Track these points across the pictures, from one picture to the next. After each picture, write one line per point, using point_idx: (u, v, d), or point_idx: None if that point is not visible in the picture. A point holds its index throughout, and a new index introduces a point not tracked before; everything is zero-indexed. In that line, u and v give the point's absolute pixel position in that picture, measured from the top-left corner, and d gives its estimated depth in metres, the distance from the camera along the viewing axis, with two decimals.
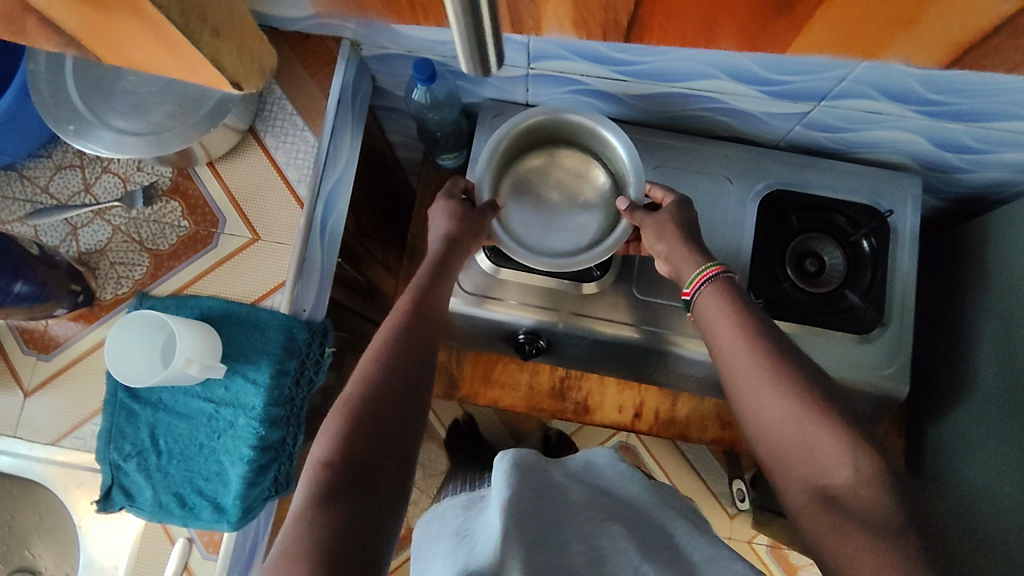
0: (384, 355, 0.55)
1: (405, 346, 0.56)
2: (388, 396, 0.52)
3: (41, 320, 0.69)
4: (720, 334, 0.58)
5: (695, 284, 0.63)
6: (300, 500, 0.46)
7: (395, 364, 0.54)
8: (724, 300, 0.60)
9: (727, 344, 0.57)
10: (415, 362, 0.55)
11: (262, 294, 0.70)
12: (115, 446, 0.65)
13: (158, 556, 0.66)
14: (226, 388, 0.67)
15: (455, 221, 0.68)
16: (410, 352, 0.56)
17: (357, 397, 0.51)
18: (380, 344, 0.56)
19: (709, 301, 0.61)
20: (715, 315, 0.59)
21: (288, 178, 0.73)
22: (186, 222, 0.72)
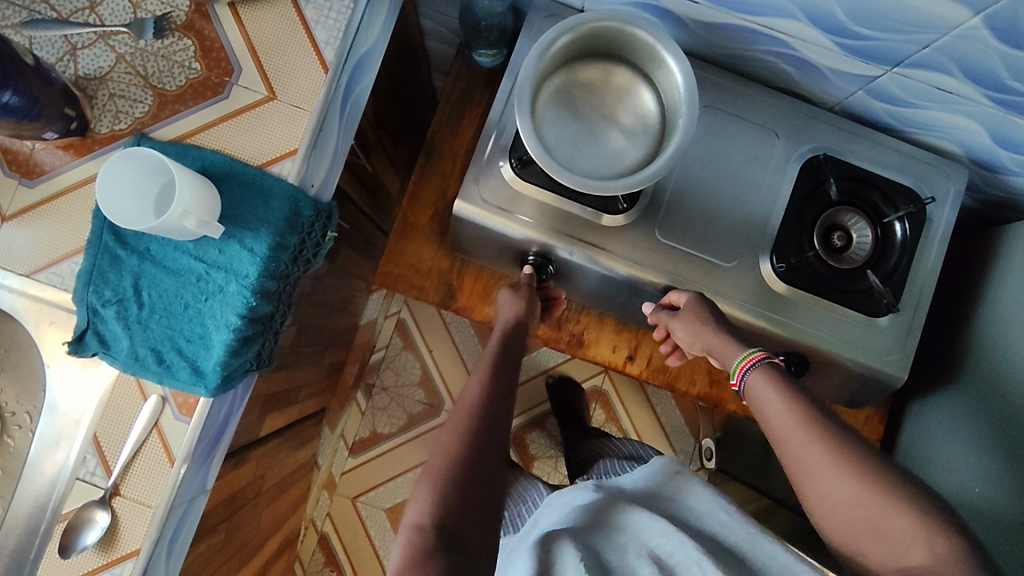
0: (464, 431, 0.61)
1: (481, 421, 0.62)
2: (469, 467, 0.57)
3: (26, 143, 0.64)
4: (773, 424, 0.60)
5: (738, 372, 0.65)
6: (398, 559, 0.52)
7: (469, 457, 0.58)
8: (771, 385, 0.62)
9: (777, 435, 0.59)
10: (496, 439, 0.61)
11: (271, 158, 0.65)
12: (94, 290, 0.61)
13: (128, 409, 0.64)
14: (220, 251, 0.63)
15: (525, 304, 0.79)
16: (488, 427, 0.62)
17: (441, 474, 0.57)
18: (458, 435, 0.60)
19: (758, 387, 0.63)
20: (766, 404, 0.61)
21: (315, 38, 0.66)
22: (197, 65, 0.65)
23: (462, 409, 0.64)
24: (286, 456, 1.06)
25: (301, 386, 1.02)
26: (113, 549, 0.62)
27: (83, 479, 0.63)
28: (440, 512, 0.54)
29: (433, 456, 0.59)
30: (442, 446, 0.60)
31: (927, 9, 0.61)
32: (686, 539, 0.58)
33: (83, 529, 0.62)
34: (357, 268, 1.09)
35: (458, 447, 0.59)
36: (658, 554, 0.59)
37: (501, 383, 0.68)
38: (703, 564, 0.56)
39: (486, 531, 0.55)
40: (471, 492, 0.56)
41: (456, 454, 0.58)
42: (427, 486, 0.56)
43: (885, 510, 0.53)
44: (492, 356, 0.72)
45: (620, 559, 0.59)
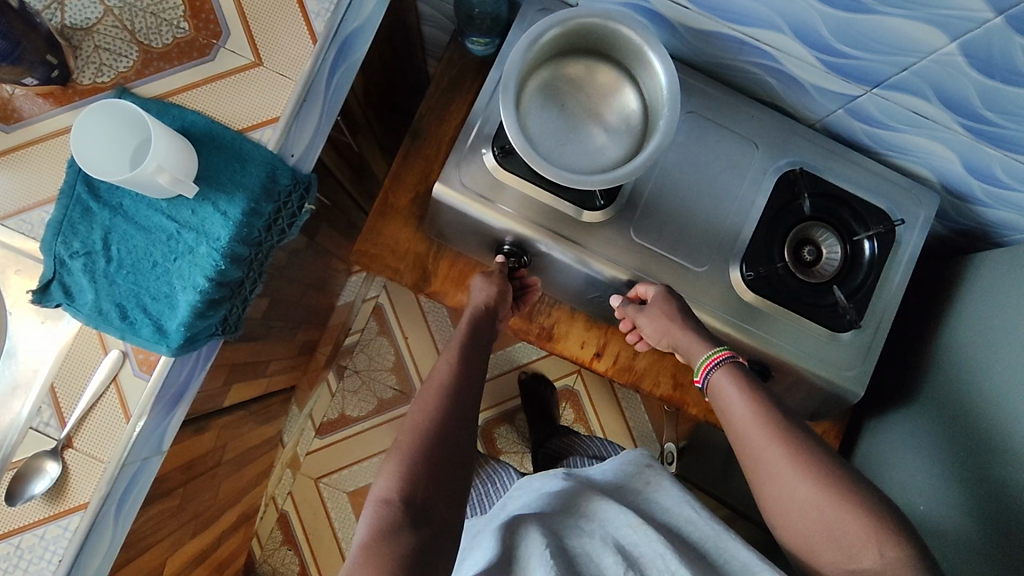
0: (431, 409, 0.61)
1: (447, 401, 0.62)
2: (435, 444, 0.58)
3: (6, 88, 0.64)
4: (733, 420, 0.62)
5: (704, 370, 0.68)
6: (364, 532, 0.52)
7: (429, 431, 0.59)
8: (733, 382, 0.64)
9: (737, 428, 0.62)
10: (464, 421, 0.62)
11: (252, 124, 0.65)
12: (62, 240, 0.61)
13: (88, 363, 0.64)
14: (193, 212, 0.63)
15: (496, 289, 0.80)
16: (457, 406, 0.62)
17: (408, 447, 0.57)
18: (423, 413, 0.61)
19: (722, 382, 0.65)
20: (726, 401, 0.64)
21: (307, 9, 0.67)
22: (185, 24, 0.65)
23: (431, 390, 0.64)
24: (250, 429, 1.06)
25: (270, 361, 1.02)
26: (62, 501, 0.62)
27: (37, 428, 0.63)
28: (406, 484, 0.54)
29: (404, 430, 0.60)
30: (411, 421, 0.60)
31: (908, 31, 0.63)
32: (653, 531, 0.58)
33: (32, 478, 0.62)
34: (337, 247, 1.09)
35: (425, 425, 0.59)
36: (624, 544, 0.58)
37: (470, 367, 0.68)
38: (667, 557, 0.56)
39: (442, 504, 0.55)
40: (438, 467, 0.56)
41: (422, 432, 0.59)
42: (394, 460, 0.57)
43: (838, 511, 0.54)
44: (461, 340, 0.72)
45: (582, 546, 0.59)
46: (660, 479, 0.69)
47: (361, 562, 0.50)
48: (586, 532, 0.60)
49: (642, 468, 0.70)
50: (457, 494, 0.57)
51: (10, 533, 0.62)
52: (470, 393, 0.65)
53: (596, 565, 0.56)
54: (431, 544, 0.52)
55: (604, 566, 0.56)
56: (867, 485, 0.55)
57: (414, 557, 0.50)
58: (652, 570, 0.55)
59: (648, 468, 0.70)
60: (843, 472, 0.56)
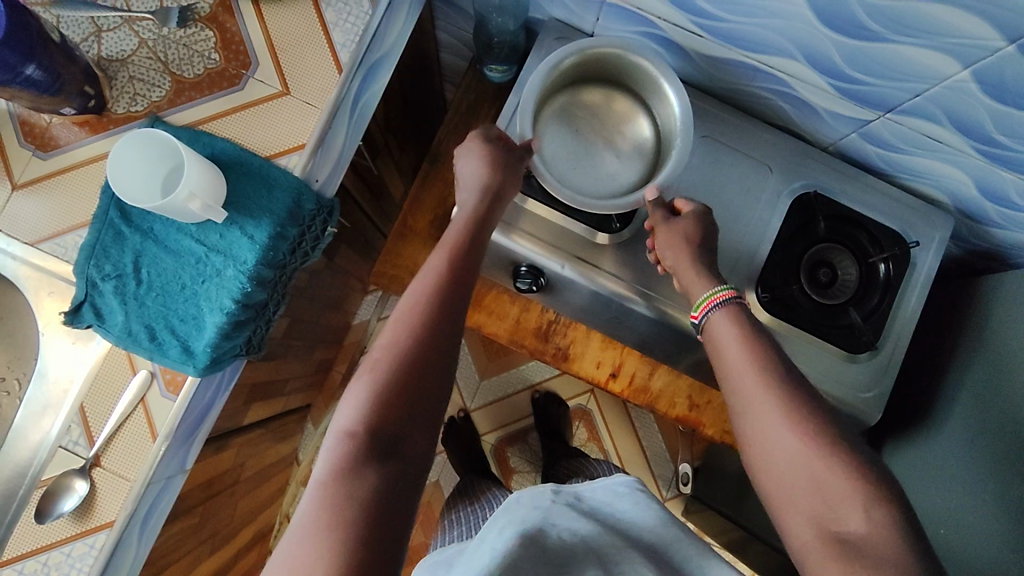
0: (414, 324, 0.54)
1: (436, 305, 0.55)
2: (416, 365, 0.52)
3: (45, 117, 0.66)
4: (726, 363, 0.59)
5: (703, 308, 0.64)
6: (322, 468, 0.47)
7: (414, 356, 0.52)
8: (731, 323, 0.61)
9: (731, 371, 0.58)
10: (451, 325, 0.55)
11: (278, 151, 0.67)
12: (94, 263, 0.63)
13: (116, 382, 0.65)
14: (221, 236, 0.64)
15: (491, 168, 0.68)
16: (444, 315, 0.55)
17: (386, 369, 0.51)
18: (411, 322, 0.54)
19: (718, 325, 0.62)
20: (723, 338, 0.60)
21: (332, 40, 0.69)
22: (216, 55, 0.68)
23: (419, 291, 0.56)
24: (267, 446, 1.07)
25: (288, 379, 1.03)
26: (89, 519, 0.63)
27: (66, 446, 0.64)
28: (376, 412, 0.49)
29: (379, 344, 0.53)
30: (389, 332, 0.53)
31: (918, 58, 0.64)
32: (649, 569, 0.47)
33: (62, 495, 0.63)
34: (355, 267, 1.10)
35: (407, 342, 0.52)
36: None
37: (465, 260, 0.60)
38: None
39: (423, 435, 0.50)
40: (415, 396, 0.51)
41: (400, 349, 0.52)
42: (362, 386, 0.51)
43: (827, 470, 0.50)
44: (464, 222, 0.65)
45: None
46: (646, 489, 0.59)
47: (321, 502, 0.45)
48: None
49: (637, 493, 0.57)
50: (434, 426, 0.51)
51: (37, 550, 0.63)
52: (465, 295, 0.58)
53: None
54: (399, 481, 0.47)
55: None
56: (859, 454, 0.51)
57: (383, 499, 0.46)
58: None
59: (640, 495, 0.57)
60: (835, 434, 0.52)
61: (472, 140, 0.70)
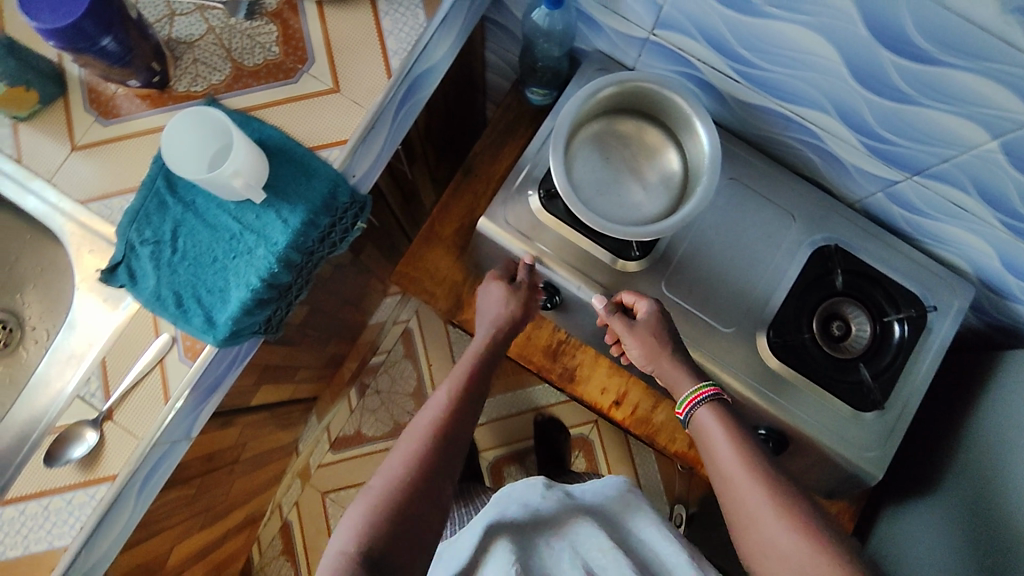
0: (415, 457, 0.61)
1: (436, 443, 0.63)
2: (411, 492, 0.58)
3: (111, 87, 0.71)
4: (718, 463, 0.64)
5: (687, 405, 0.69)
6: None
7: (412, 484, 0.59)
8: (718, 423, 0.66)
9: (721, 469, 0.63)
10: (449, 462, 0.63)
11: (321, 143, 0.71)
12: (136, 228, 0.67)
13: (138, 342, 0.67)
14: (257, 217, 0.68)
15: (507, 304, 0.80)
16: (441, 451, 0.63)
17: (384, 497, 0.58)
18: (413, 455, 0.62)
19: (705, 421, 0.67)
20: (713, 437, 0.66)
21: (386, 47, 0.73)
22: (276, 49, 0.72)
23: (423, 427, 0.65)
24: (269, 431, 1.09)
25: (299, 368, 1.06)
26: (94, 469, 0.64)
27: (84, 398, 0.66)
28: (370, 534, 0.55)
29: (381, 474, 0.61)
30: (393, 464, 0.61)
31: (948, 124, 0.65)
32: (621, 557, 0.60)
33: (72, 443, 0.64)
34: (377, 268, 1.13)
35: (406, 470, 0.60)
36: (592, 567, 0.61)
37: (468, 403, 0.69)
38: None
39: (411, 558, 0.56)
40: (407, 520, 0.57)
41: (399, 478, 0.59)
42: (361, 510, 0.57)
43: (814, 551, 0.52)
44: (472, 368, 0.74)
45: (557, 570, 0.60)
46: (642, 506, 0.70)
47: None
48: (558, 553, 0.62)
49: (624, 493, 0.71)
50: (422, 551, 0.57)
51: (40, 493, 0.64)
52: (462, 435, 0.66)
53: None
54: None
55: None
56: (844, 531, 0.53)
57: None
58: None
59: (627, 493, 0.71)
60: None
61: (490, 276, 0.83)
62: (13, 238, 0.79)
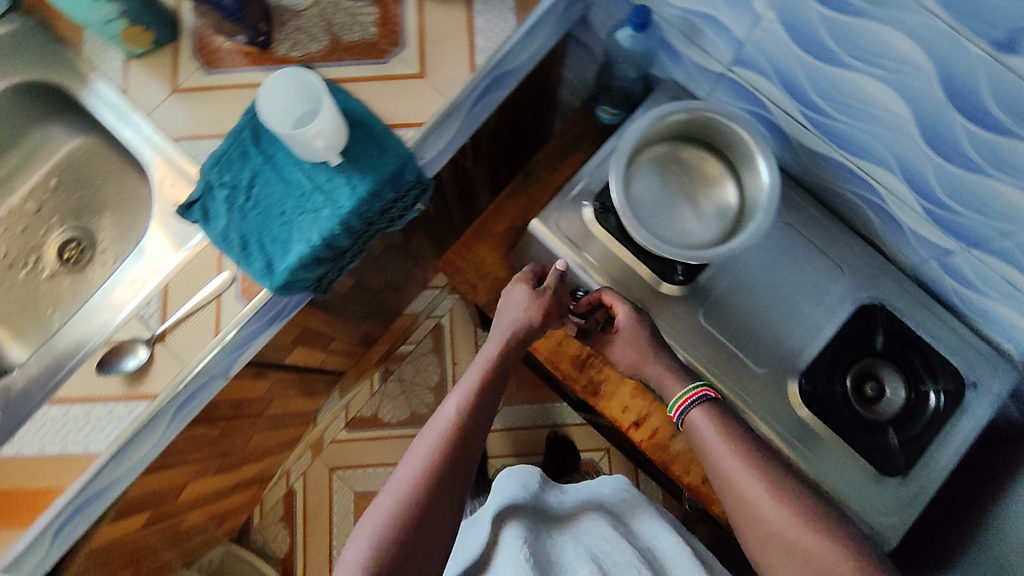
0: (421, 480, 0.64)
1: (447, 457, 0.66)
2: (422, 510, 0.62)
3: (219, 41, 0.77)
4: (714, 465, 0.68)
5: (678, 408, 0.73)
6: None
7: (419, 511, 0.62)
8: (711, 424, 0.70)
9: (721, 471, 0.68)
10: (457, 482, 0.66)
11: (399, 122, 0.75)
12: (217, 170, 0.72)
13: (200, 275, 0.71)
14: (328, 179, 0.71)
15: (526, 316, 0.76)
16: (446, 473, 0.65)
17: (392, 523, 0.61)
18: (420, 477, 0.64)
19: (699, 422, 0.71)
20: (706, 438, 0.70)
21: (475, 43, 0.77)
22: (373, 30, 0.77)
23: (436, 438, 0.68)
24: (295, 395, 1.13)
25: (334, 339, 1.09)
26: (140, 384, 0.68)
27: (140, 317, 0.70)
28: (379, 558, 0.59)
29: (388, 495, 0.63)
30: (399, 487, 0.64)
31: (1012, 197, 0.65)
32: (621, 541, 0.72)
33: (126, 355, 0.69)
34: (424, 257, 1.17)
35: (413, 495, 0.63)
36: (597, 551, 0.71)
37: (476, 417, 0.70)
38: (631, 559, 0.69)
39: None
40: (414, 545, 0.61)
41: (410, 493, 0.63)
42: (370, 533, 0.61)
43: None
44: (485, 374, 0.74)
45: (564, 553, 0.71)
46: (639, 502, 0.83)
47: None
48: (564, 540, 0.75)
49: (620, 491, 0.86)
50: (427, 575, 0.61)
51: (86, 399, 0.68)
52: (468, 451, 0.68)
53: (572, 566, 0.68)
54: None
55: (574, 561, 0.69)
56: None
57: None
58: (617, 568, 0.68)
59: (624, 490, 0.86)
60: None
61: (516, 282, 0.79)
62: (102, 163, 0.88)
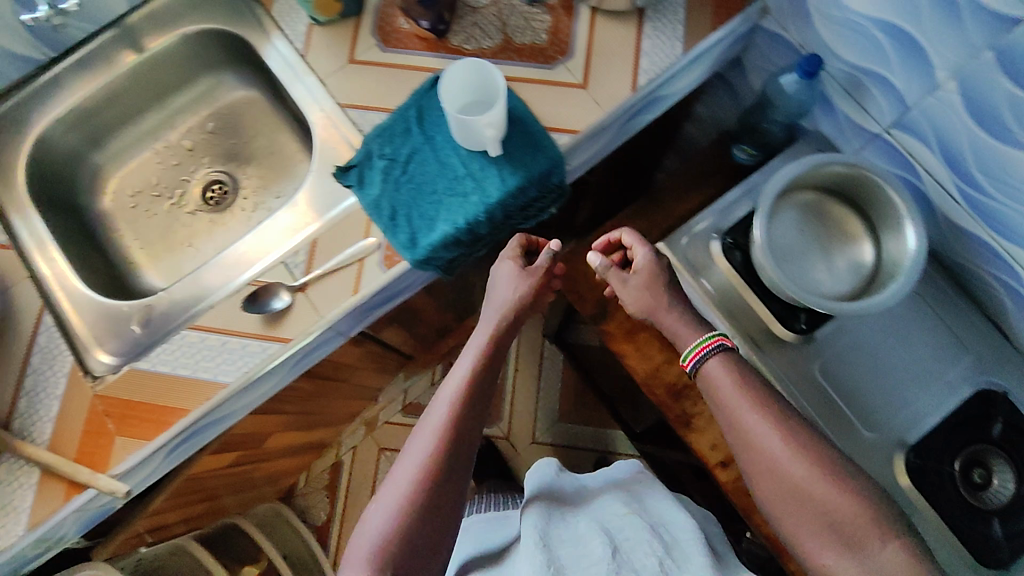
0: (417, 489, 0.63)
1: (443, 459, 0.64)
2: (427, 502, 0.63)
3: (399, 23, 0.81)
4: (736, 417, 0.65)
5: (693, 357, 0.70)
6: None
7: (416, 523, 0.61)
8: (729, 374, 0.67)
9: (740, 427, 0.65)
10: (451, 485, 0.64)
11: (555, 126, 0.77)
12: (380, 142, 0.77)
13: (346, 237, 0.75)
14: (481, 168, 0.75)
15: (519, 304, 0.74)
16: (442, 478, 0.64)
17: (392, 536, 0.60)
18: (416, 484, 0.63)
19: (718, 376, 0.68)
20: (724, 392, 0.67)
21: (639, 63, 0.79)
22: (544, 36, 0.80)
23: (437, 423, 0.66)
24: (374, 370, 1.15)
25: (424, 324, 1.12)
26: (276, 328, 0.71)
27: (286, 265, 0.74)
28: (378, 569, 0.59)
29: (384, 503, 0.63)
30: (394, 495, 0.63)
31: None
32: (637, 519, 0.73)
33: (273, 296, 0.72)
34: None
35: (409, 507, 0.62)
36: (610, 526, 0.73)
37: (469, 412, 0.68)
38: (648, 539, 0.70)
39: None
40: (414, 555, 0.61)
41: (407, 500, 0.62)
42: (368, 545, 0.60)
43: None
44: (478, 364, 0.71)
45: (574, 526, 0.75)
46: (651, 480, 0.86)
47: None
48: (576, 514, 0.78)
49: (634, 473, 0.88)
50: None
51: (223, 331, 0.71)
52: (462, 448, 0.66)
53: (583, 541, 0.71)
54: None
55: (586, 536, 0.72)
56: None
57: None
58: (633, 550, 0.69)
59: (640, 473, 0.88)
60: None
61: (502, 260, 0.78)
62: (258, 118, 0.93)
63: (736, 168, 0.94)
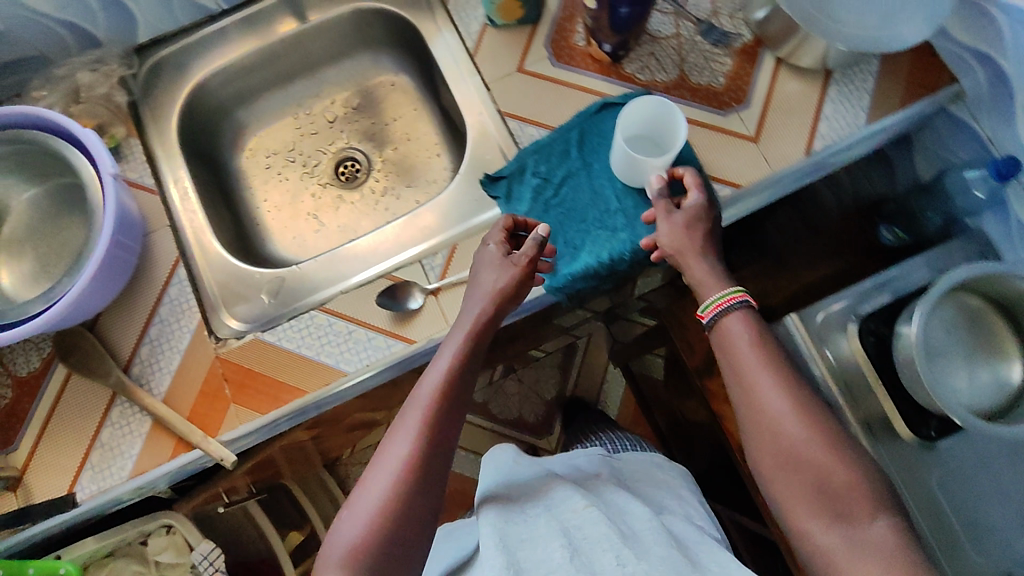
0: (409, 464, 0.55)
1: (435, 426, 0.57)
2: (413, 492, 0.55)
3: (575, 39, 0.79)
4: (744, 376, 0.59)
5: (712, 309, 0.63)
6: None
7: (407, 502, 0.54)
8: (747, 330, 0.61)
9: (747, 383, 0.59)
10: (444, 457, 0.57)
11: (719, 177, 0.74)
12: (536, 158, 0.75)
13: None
14: (634, 206, 0.72)
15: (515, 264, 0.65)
16: (435, 452, 0.57)
17: (379, 517, 0.53)
18: (406, 457, 0.56)
19: (733, 329, 0.62)
20: (739, 348, 0.61)
21: (817, 126, 0.75)
22: (722, 79, 0.77)
23: (430, 389, 0.59)
24: None
25: None
26: (403, 326, 0.70)
27: (423, 265, 0.73)
28: (364, 551, 0.52)
29: (372, 479, 0.56)
30: (382, 470, 0.56)
31: None
32: (595, 510, 0.61)
33: (410, 294, 0.72)
34: None
35: (398, 482, 0.55)
36: (571, 528, 0.60)
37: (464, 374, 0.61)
38: (611, 535, 0.59)
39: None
40: (403, 537, 0.54)
41: (399, 474, 0.55)
42: (352, 522, 0.54)
43: None
44: (478, 324, 0.63)
45: (534, 531, 0.60)
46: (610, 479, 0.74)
47: None
48: (536, 512, 0.64)
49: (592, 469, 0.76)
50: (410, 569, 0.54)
51: (351, 319, 0.71)
52: (454, 416, 0.59)
53: (543, 548, 0.58)
54: None
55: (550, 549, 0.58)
56: None
57: None
58: (597, 551, 0.58)
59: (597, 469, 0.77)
60: None
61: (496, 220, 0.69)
62: (400, 102, 0.93)
63: (871, 242, 0.81)
